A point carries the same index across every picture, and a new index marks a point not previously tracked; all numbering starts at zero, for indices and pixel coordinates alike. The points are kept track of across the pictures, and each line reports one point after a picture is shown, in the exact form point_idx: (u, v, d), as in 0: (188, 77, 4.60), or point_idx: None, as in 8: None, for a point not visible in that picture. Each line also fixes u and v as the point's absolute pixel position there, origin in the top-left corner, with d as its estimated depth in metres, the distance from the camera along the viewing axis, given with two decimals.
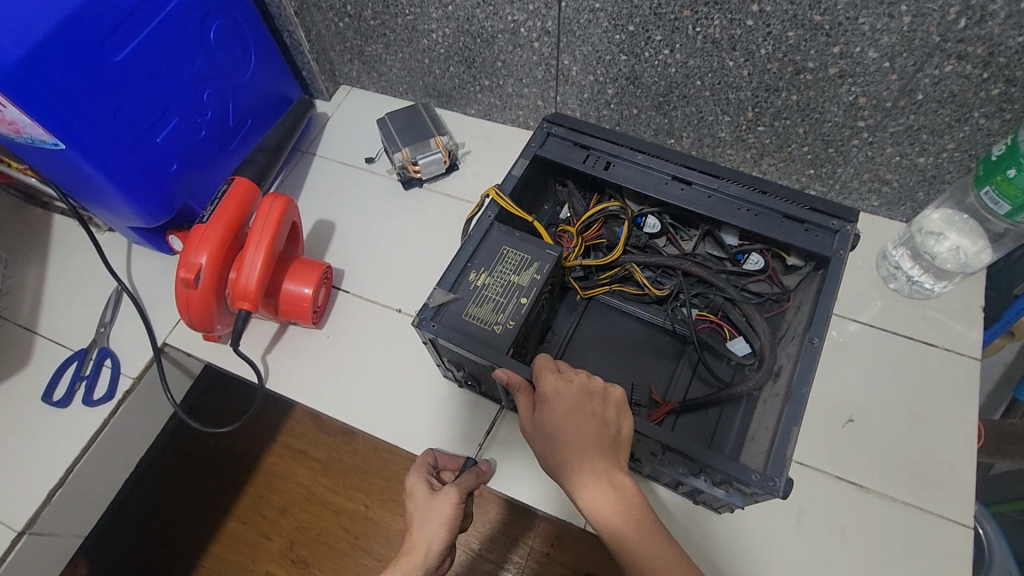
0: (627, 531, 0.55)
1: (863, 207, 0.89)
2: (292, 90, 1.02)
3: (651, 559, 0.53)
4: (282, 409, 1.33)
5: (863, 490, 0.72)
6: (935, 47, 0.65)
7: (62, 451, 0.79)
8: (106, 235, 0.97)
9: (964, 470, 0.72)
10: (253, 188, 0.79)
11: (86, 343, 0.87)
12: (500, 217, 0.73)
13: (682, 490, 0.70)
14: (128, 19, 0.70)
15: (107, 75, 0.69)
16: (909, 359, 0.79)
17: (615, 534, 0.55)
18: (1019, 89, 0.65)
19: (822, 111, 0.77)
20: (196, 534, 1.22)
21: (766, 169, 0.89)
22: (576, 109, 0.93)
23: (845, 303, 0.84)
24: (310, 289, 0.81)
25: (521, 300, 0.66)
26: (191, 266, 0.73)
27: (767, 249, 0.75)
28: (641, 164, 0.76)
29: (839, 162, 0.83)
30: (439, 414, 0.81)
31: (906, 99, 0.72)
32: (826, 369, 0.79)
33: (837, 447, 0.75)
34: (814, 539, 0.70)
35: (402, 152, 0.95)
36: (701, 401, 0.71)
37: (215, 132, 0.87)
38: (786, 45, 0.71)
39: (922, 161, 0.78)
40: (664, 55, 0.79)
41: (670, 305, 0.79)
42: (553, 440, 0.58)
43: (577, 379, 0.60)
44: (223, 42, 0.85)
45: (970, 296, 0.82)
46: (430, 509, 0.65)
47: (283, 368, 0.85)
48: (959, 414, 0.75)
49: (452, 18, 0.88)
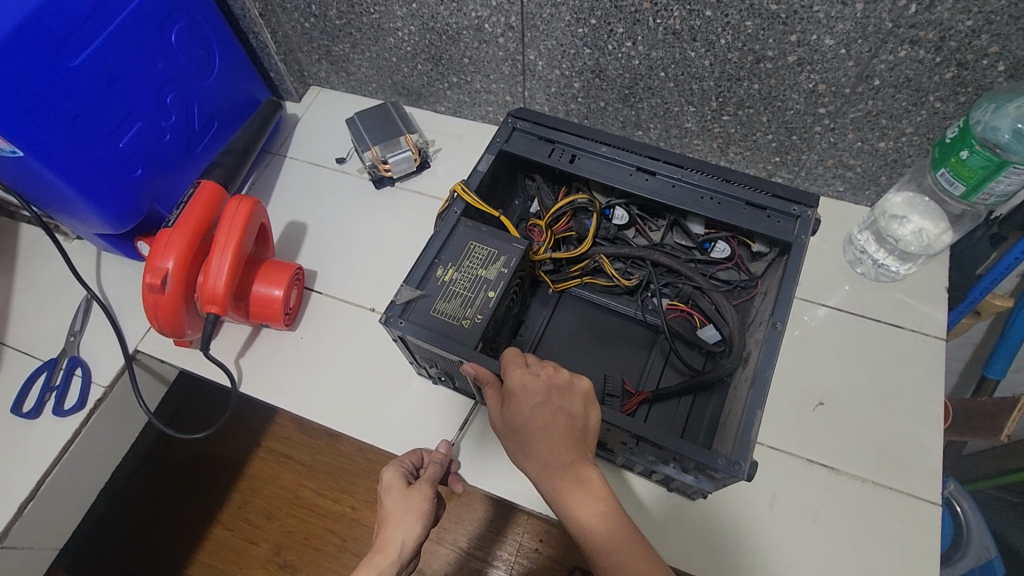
0: (589, 520, 0.56)
1: (828, 192, 0.90)
2: (260, 92, 1.01)
3: (614, 546, 0.54)
4: (264, 414, 1.32)
5: (834, 472, 0.73)
6: (889, 33, 0.66)
7: (33, 462, 0.78)
8: (74, 243, 0.96)
9: (931, 448, 0.73)
10: (219, 191, 0.79)
11: (55, 352, 0.86)
12: (467, 213, 0.73)
13: (656, 477, 0.71)
14: (85, 22, 0.69)
15: (64, 80, 0.68)
16: (877, 341, 0.81)
17: (578, 523, 0.56)
18: (971, 72, 0.67)
19: (784, 99, 0.78)
20: (181, 542, 1.21)
21: (733, 158, 0.90)
22: (544, 103, 0.94)
23: (814, 288, 0.85)
24: (281, 291, 0.81)
25: (489, 294, 0.66)
26: (157, 272, 0.73)
27: (733, 236, 0.77)
28: (606, 156, 0.77)
29: (803, 149, 0.84)
30: (415, 411, 0.81)
31: (864, 85, 0.73)
32: (796, 354, 0.81)
33: (807, 430, 0.76)
34: (788, 521, 0.71)
35: (372, 151, 0.94)
36: (673, 390, 0.72)
37: (180, 135, 0.86)
38: (745, 35, 0.72)
39: (883, 145, 0.79)
40: (627, 47, 0.79)
41: (640, 295, 0.80)
42: (520, 433, 0.59)
43: (544, 373, 0.60)
44: (185, 45, 0.84)
45: (934, 277, 0.83)
46: (407, 505, 0.65)
47: (257, 371, 0.85)
48: (926, 393, 0.77)
49: (416, 16, 0.88)
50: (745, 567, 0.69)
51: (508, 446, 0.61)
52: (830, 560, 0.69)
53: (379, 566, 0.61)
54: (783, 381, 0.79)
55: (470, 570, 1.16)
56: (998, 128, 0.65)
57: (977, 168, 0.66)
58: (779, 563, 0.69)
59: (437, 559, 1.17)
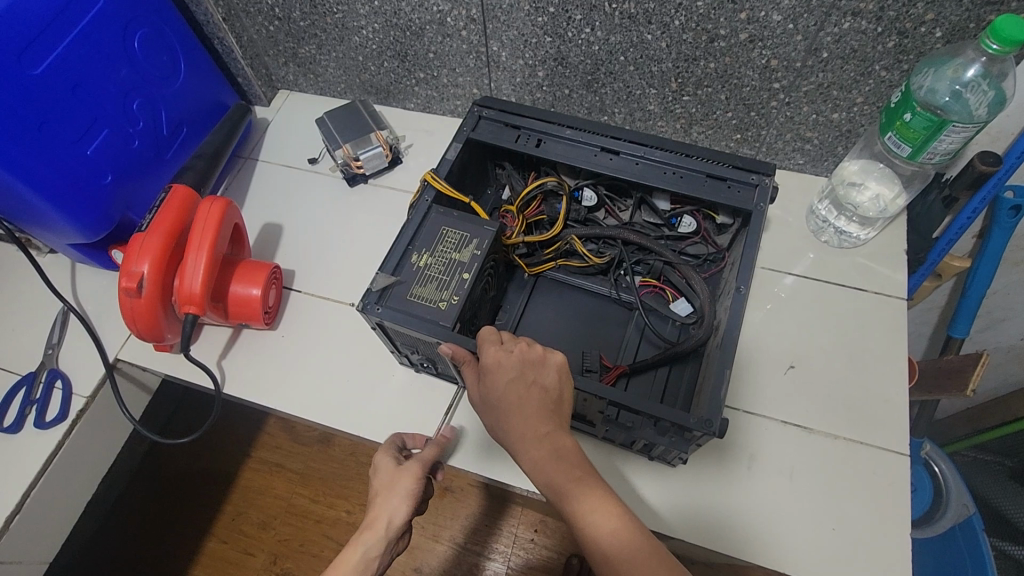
0: (569, 487, 0.57)
1: (790, 165, 0.93)
2: (228, 97, 1.02)
3: (592, 513, 0.55)
4: (252, 422, 1.32)
5: (807, 432, 0.76)
6: (831, 6, 0.69)
7: (17, 477, 0.78)
8: (47, 257, 0.95)
9: (899, 402, 0.76)
10: (192, 194, 0.79)
11: (34, 367, 0.86)
12: (438, 200, 0.75)
13: (637, 447, 0.73)
14: (46, 30, 0.70)
15: (26, 88, 0.68)
16: (842, 304, 0.84)
17: (558, 490, 0.57)
18: (911, 40, 0.70)
19: (740, 77, 0.81)
20: (175, 558, 1.20)
21: (696, 138, 0.93)
22: (511, 93, 0.96)
23: (781, 259, 0.88)
24: (259, 289, 0.81)
25: (463, 277, 0.68)
26: (133, 275, 0.73)
27: (698, 210, 0.79)
28: (570, 139, 0.79)
29: (762, 124, 0.87)
30: (399, 401, 0.82)
31: (813, 58, 0.76)
32: (766, 320, 0.83)
33: (781, 393, 0.78)
34: (766, 481, 0.73)
35: (344, 149, 0.95)
36: (649, 362, 0.73)
37: (149, 140, 0.87)
38: (698, 15, 0.74)
39: (836, 116, 0.82)
40: (586, 34, 0.81)
41: (614, 274, 0.82)
42: (497, 407, 0.61)
43: (517, 348, 0.62)
44: (148, 51, 0.85)
45: (893, 240, 0.87)
46: (393, 485, 0.66)
47: (240, 371, 0.86)
48: (891, 351, 0.80)
49: (379, 13, 0.90)
50: (727, 527, 0.71)
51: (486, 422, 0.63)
52: (808, 514, 0.71)
53: (366, 543, 0.63)
54: (755, 348, 0.82)
55: (470, 565, 1.17)
56: (937, 91, 0.70)
57: (920, 129, 0.69)
58: (757, 520, 0.71)
59: (435, 556, 1.18)
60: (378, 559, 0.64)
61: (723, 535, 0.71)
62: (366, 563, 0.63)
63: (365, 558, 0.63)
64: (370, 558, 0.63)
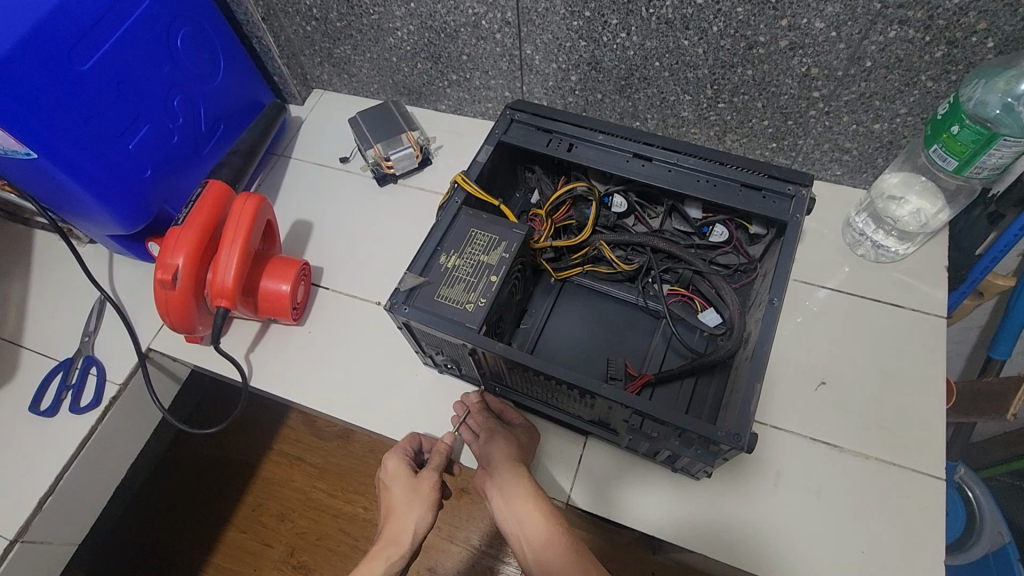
0: (556, 541, 0.64)
1: (826, 176, 0.91)
2: (264, 95, 1.04)
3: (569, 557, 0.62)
4: (274, 415, 1.34)
5: (837, 450, 0.74)
6: (878, 14, 0.67)
7: (51, 459, 0.80)
8: (87, 246, 0.98)
9: (935, 425, 0.74)
10: (226, 189, 0.81)
11: (70, 353, 0.88)
12: (467, 202, 0.75)
13: (660, 458, 0.72)
14: (94, 27, 0.71)
15: (76, 84, 0.70)
16: (876, 319, 0.81)
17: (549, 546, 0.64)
18: (960, 50, 0.68)
19: (778, 85, 0.79)
20: (196, 545, 1.22)
21: (730, 146, 0.91)
22: (543, 97, 0.96)
23: (814, 270, 0.86)
24: (288, 285, 0.82)
25: (491, 279, 0.68)
26: (168, 267, 0.75)
27: (730, 219, 0.79)
28: (602, 144, 0.78)
29: (799, 134, 0.85)
30: (421, 401, 0.82)
31: (856, 67, 0.74)
32: (796, 333, 0.82)
33: (811, 408, 0.77)
34: (791, 497, 0.71)
35: (375, 149, 0.96)
36: (676, 372, 0.72)
37: (188, 136, 0.89)
38: (737, 21, 0.73)
39: (877, 127, 0.80)
40: (621, 39, 0.81)
41: (642, 281, 0.81)
42: (526, 548, 0.66)
43: (521, 516, 0.66)
44: (190, 49, 0.87)
45: (932, 255, 0.84)
46: (414, 495, 0.72)
47: (267, 365, 0.87)
48: (929, 370, 0.77)
49: (414, 15, 0.90)
50: (747, 545, 0.70)
51: (495, 507, 0.70)
52: (835, 536, 0.69)
53: (390, 555, 0.70)
54: (785, 362, 0.80)
55: (482, 566, 1.17)
56: (987, 103, 0.67)
57: (968, 142, 0.66)
58: (782, 538, 0.70)
59: (449, 556, 1.18)
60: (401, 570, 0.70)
61: (745, 550, 0.69)
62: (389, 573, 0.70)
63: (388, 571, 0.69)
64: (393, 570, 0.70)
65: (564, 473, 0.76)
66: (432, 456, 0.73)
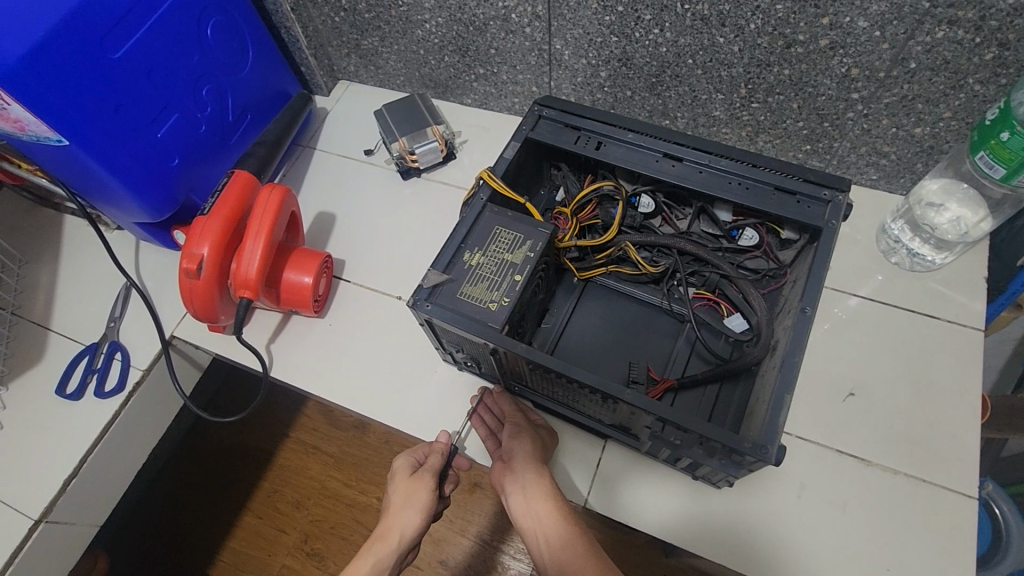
0: (572, 542, 0.68)
1: (861, 180, 0.89)
2: (291, 86, 1.04)
3: (581, 555, 0.67)
4: (292, 403, 1.35)
5: (864, 464, 0.72)
6: (925, 13, 0.65)
7: (76, 441, 0.81)
8: (115, 233, 0.99)
9: (968, 441, 0.71)
10: (252, 180, 0.81)
11: (97, 338, 0.90)
12: (493, 198, 0.74)
13: (681, 465, 0.71)
14: (126, 17, 0.72)
15: (107, 72, 0.71)
16: (909, 330, 0.79)
17: (566, 544, 0.68)
18: (1013, 52, 0.65)
19: (816, 85, 0.77)
20: (212, 528, 1.24)
21: (762, 146, 0.89)
22: (571, 93, 0.94)
23: (845, 278, 0.84)
24: (310, 278, 0.82)
25: (515, 278, 0.67)
26: (193, 257, 0.75)
27: (761, 223, 0.77)
28: (632, 143, 0.77)
29: (836, 136, 0.82)
30: (439, 398, 0.82)
31: (900, 68, 0.71)
32: (826, 342, 0.79)
33: (838, 419, 0.74)
34: (815, 510, 0.70)
35: (399, 142, 0.95)
36: (700, 378, 0.71)
37: (215, 126, 0.89)
38: (776, 19, 0.71)
39: (919, 131, 0.77)
40: (654, 35, 0.79)
41: (666, 284, 0.79)
42: (542, 546, 0.70)
43: (537, 515, 0.69)
44: (219, 39, 0.87)
45: (969, 266, 0.81)
46: (409, 497, 0.74)
47: (286, 356, 0.87)
48: (963, 385, 0.74)
49: (444, 7, 0.89)
50: (769, 559, 0.68)
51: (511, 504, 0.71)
52: (860, 552, 0.67)
53: (379, 554, 0.73)
54: (812, 371, 0.78)
55: (493, 562, 1.17)
56: None
57: (1018, 150, 0.64)
58: (806, 552, 0.68)
59: (460, 550, 1.18)
60: (390, 566, 0.73)
61: (767, 562, 0.68)
62: (379, 568, 0.72)
63: (377, 566, 0.72)
64: (382, 566, 0.72)
65: (581, 478, 0.75)
66: (430, 456, 0.75)
